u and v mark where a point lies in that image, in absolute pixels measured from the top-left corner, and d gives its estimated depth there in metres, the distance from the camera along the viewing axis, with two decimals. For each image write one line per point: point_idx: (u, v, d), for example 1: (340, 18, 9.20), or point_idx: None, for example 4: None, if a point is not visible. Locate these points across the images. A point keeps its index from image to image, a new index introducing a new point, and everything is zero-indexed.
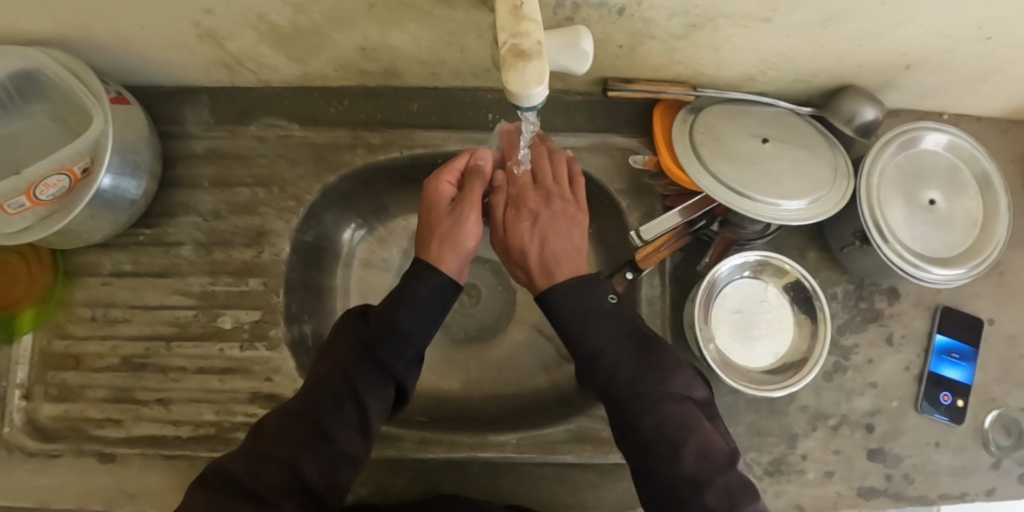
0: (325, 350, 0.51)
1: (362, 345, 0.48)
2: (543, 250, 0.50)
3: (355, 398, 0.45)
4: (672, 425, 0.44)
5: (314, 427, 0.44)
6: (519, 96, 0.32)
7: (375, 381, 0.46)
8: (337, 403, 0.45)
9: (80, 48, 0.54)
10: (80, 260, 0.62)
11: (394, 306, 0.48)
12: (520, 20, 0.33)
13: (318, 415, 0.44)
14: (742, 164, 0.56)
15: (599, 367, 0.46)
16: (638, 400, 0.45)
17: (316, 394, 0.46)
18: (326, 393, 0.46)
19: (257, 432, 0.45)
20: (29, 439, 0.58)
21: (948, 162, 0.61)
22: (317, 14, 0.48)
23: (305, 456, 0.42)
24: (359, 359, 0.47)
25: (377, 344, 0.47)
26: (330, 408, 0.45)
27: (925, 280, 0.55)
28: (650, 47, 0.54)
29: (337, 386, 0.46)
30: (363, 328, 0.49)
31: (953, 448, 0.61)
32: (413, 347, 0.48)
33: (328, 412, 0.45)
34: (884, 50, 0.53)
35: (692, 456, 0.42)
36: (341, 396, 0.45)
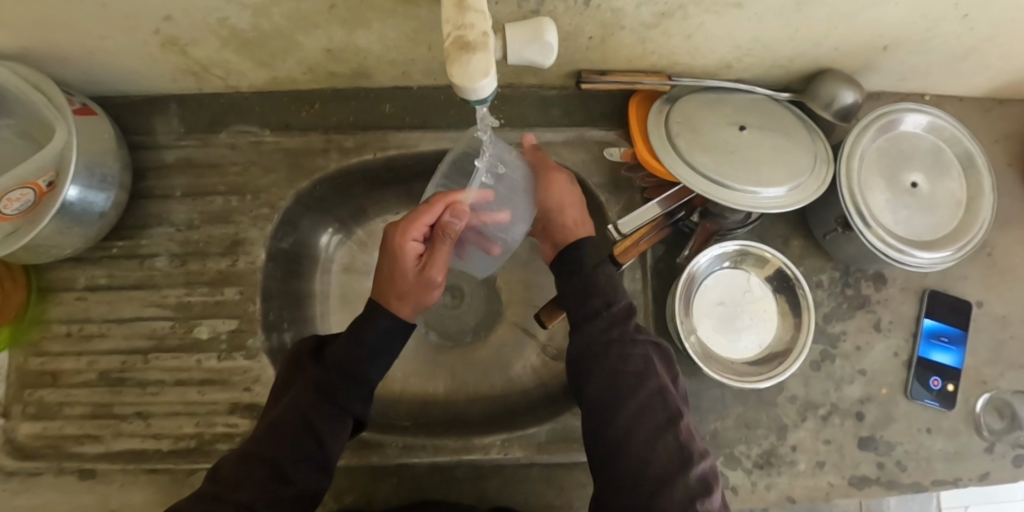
0: (280, 388, 0.51)
1: (314, 383, 0.48)
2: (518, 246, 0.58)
3: (318, 427, 0.47)
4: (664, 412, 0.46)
5: (270, 468, 0.45)
6: (466, 90, 0.31)
7: (332, 420, 0.47)
8: (294, 443, 0.46)
9: (42, 60, 0.53)
10: (54, 276, 0.61)
11: (348, 347, 0.49)
12: (464, 9, 0.31)
13: (272, 455, 0.46)
14: (720, 154, 0.55)
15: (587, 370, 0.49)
16: (638, 371, 0.48)
17: (270, 435, 0.46)
18: (280, 434, 0.46)
19: (213, 477, 0.46)
20: (9, 458, 0.57)
21: (929, 143, 0.60)
22: (279, 17, 0.47)
23: (260, 496, 0.44)
24: (313, 398, 0.48)
25: (332, 384, 0.48)
26: (287, 447, 0.46)
27: (909, 265, 0.54)
28: (621, 37, 0.53)
29: (291, 427, 0.47)
30: (319, 369, 0.50)
31: (945, 433, 0.60)
32: (369, 383, 0.50)
33: (284, 453, 0.46)
34: (859, 31, 0.52)
35: (673, 437, 0.45)
36: (298, 436, 0.46)
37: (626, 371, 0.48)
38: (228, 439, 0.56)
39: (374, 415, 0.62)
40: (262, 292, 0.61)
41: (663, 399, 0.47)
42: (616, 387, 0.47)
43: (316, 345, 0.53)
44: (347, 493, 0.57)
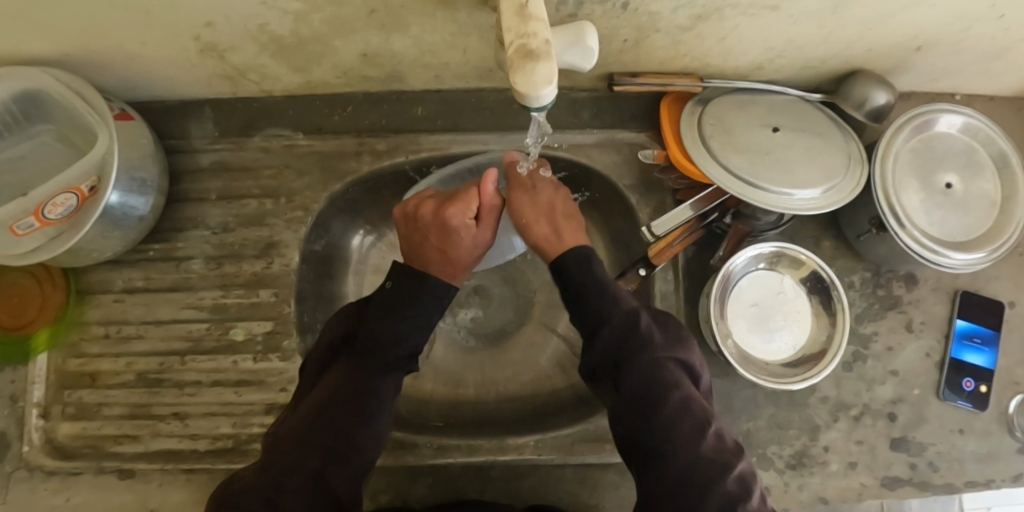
0: (315, 369, 0.53)
1: (359, 363, 0.51)
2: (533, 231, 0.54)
3: (370, 402, 0.49)
4: (691, 442, 0.44)
5: (331, 445, 0.47)
6: (527, 96, 0.31)
7: (382, 391, 0.50)
8: (351, 417, 0.48)
9: (83, 66, 0.54)
10: (92, 278, 0.62)
11: (391, 324, 0.51)
12: (526, 19, 0.33)
13: (332, 435, 0.47)
14: (754, 156, 0.55)
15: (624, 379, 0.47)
16: (667, 377, 0.46)
17: (328, 413, 0.48)
18: (335, 411, 0.48)
19: (274, 452, 0.46)
20: (49, 458, 0.58)
21: (963, 144, 0.60)
22: (318, 23, 0.48)
23: (323, 476, 0.46)
24: (358, 375, 0.50)
25: (370, 366, 0.51)
26: (347, 421, 0.48)
27: (944, 266, 0.54)
28: (656, 40, 0.53)
29: (345, 403, 0.48)
30: (353, 355, 0.52)
31: (978, 434, 0.60)
32: (408, 353, 0.52)
33: (343, 431, 0.47)
34: (894, 33, 0.52)
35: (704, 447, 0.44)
36: (355, 411, 0.48)
37: (644, 396, 0.46)
38: None
39: (405, 415, 0.63)
40: (297, 293, 0.61)
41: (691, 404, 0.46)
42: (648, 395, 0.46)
43: (349, 327, 0.54)
44: (382, 493, 0.57)
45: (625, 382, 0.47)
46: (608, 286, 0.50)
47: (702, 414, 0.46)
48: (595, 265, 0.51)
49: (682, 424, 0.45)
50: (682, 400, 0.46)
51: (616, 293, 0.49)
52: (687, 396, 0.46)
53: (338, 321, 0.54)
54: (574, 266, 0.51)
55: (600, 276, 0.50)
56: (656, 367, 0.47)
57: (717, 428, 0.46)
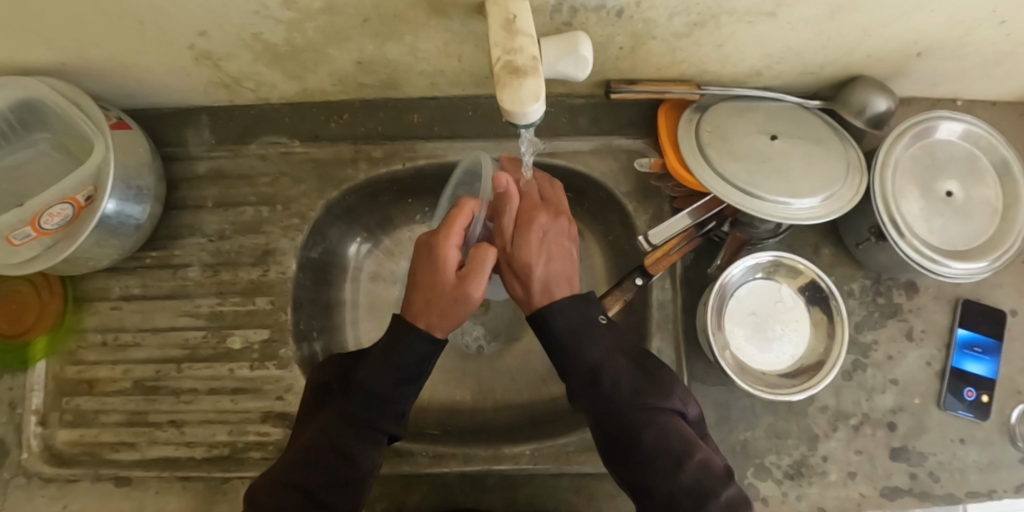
0: (307, 410, 0.51)
1: (342, 409, 0.47)
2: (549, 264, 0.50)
3: (353, 449, 0.45)
4: (668, 481, 0.41)
5: (304, 495, 0.43)
6: (514, 114, 0.31)
7: (368, 442, 0.46)
8: (330, 467, 0.44)
9: (78, 75, 0.54)
10: (90, 286, 0.62)
11: (382, 372, 0.46)
12: (514, 35, 0.33)
13: (309, 481, 0.44)
14: (751, 164, 0.54)
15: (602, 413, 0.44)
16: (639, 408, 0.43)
17: (303, 463, 0.44)
18: (313, 459, 0.44)
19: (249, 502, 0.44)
20: (47, 465, 0.58)
21: (964, 151, 0.59)
22: (312, 31, 0.48)
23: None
24: (341, 422, 0.46)
25: (355, 418, 0.46)
26: (322, 472, 0.44)
27: (944, 275, 0.53)
28: (652, 47, 0.53)
29: (323, 452, 0.45)
30: (339, 401, 0.48)
31: (980, 444, 0.59)
32: (399, 404, 0.47)
33: (322, 481, 0.44)
34: (894, 39, 0.51)
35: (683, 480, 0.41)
36: (330, 459, 0.44)
37: (617, 435, 0.43)
38: (261, 448, 0.57)
39: None
40: (294, 300, 0.61)
41: (668, 435, 0.43)
42: (625, 431, 0.43)
43: (343, 370, 0.51)
44: (378, 502, 0.57)
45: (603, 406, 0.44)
46: (585, 332, 0.47)
47: (681, 448, 0.42)
48: (573, 310, 0.47)
49: (659, 463, 0.41)
50: (659, 432, 0.42)
51: (581, 341, 0.46)
52: (660, 432, 0.42)
53: (337, 360, 0.52)
54: (550, 318, 0.47)
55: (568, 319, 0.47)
56: (630, 408, 0.43)
57: (704, 459, 0.42)
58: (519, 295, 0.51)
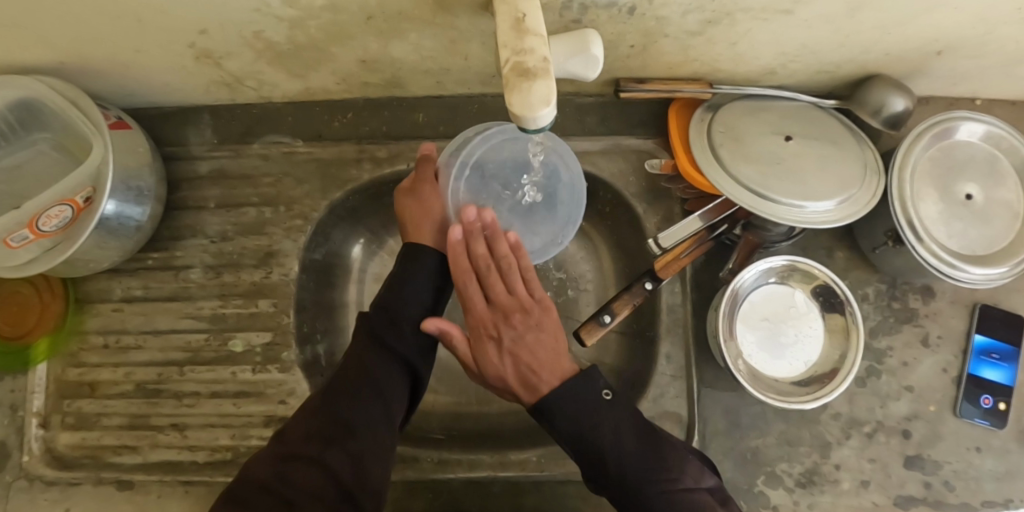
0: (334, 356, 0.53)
1: (366, 334, 0.50)
2: (517, 362, 0.48)
3: (380, 377, 0.47)
4: None
5: (336, 420, 0.45)
6: (524, 118, 0.30)
7: (387, 368, 0.48)
8: (355, 392, 0.46)
9: (77, 73, 0.53)
10: (91, 287, 0.61)
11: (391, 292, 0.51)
12: (522, 35, 0.32)
13: (340, 409, 0.46)
14: (765, 166, 0.53)
15: (618, 485, 0.44)
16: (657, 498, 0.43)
17: (332, 389, 0.47)
18: (341, 389, 0.47)
19: (279, 439, 0.46)
20: (48, 468, 0.57)
21: (984, 152, 0.58)
22: (315, 29, 0.47)
23: (333, 451, 0.44)
24: (367, 348, 0.49)
25: (378, 332, 0.50)
26: (349, 398, 0.46)
27: (963, 281, 0.52)
28: (664, 45, 0.51)
29: (349, 376, 0.47)
30: (362, 325, 0.51)
31: (995, 453, 0.58)
32: (414, 322, 0.51)
33: (349, 403, 0.46)
34: (914, 38, 0.50)
35: None
36: (359, 384, 0.47)
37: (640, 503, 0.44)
38: None
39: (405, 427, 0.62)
40: (297, 303, 0.60)
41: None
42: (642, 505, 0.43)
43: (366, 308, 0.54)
44: None
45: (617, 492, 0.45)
46: (592, 437, 0.44)
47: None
48: (570, 402, 0.46)
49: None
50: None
51: (588, 428, 0.45)
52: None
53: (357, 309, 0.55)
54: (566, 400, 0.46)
55: (573, 411, 0.45)
56: (651, 487, 0.43)
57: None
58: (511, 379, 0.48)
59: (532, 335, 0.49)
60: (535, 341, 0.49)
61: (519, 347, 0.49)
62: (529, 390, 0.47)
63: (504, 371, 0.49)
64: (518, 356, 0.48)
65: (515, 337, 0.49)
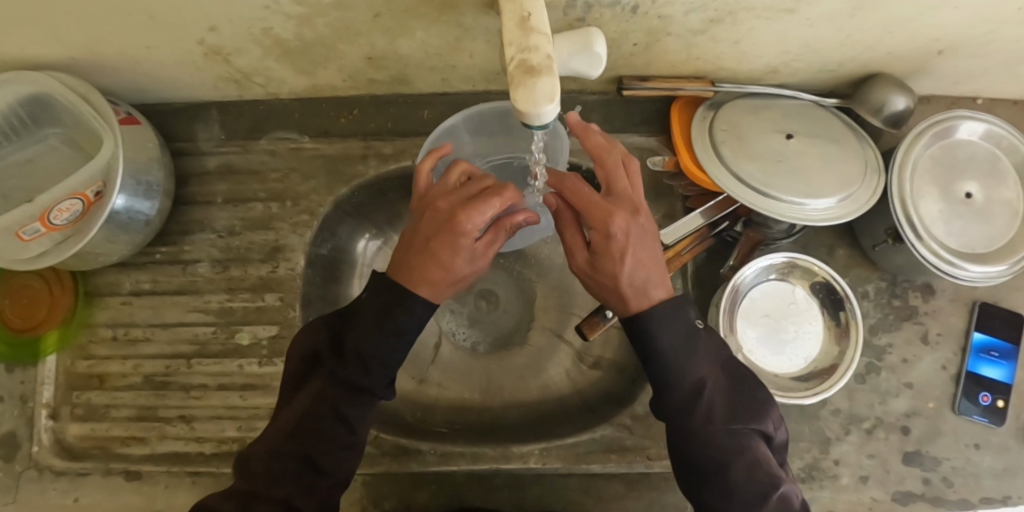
0: (295, 377, 0.48)
1: (341, 375, 0.44)
2: (619, 275, 0.42)
3: (353, 424, 0.44)
4: (760, 487, 0.40)
5: (305, 463, 0.43)
6: (529, 115, 0.30)
7: (361, 412, 0.44)
8: (328, 438, 0.43)
9: (88, 69, 0.54)
10: (100, 281, 0.62)
11: (374, 334, 0.43)
12: (527, 33, 0.32)
13: (309, 451, 0.43)
14: (767, 163, 0.54)
15: (694, 412, 0.42)
16: (738, 434, 0.42)
17: (302, 430, 0.43)
18: (312, 432, 0.43)
19: (243, 469, 0.43)
20: (58, 459, 0.58)
21: (985, 151, 0.58)
22: (322, 26, 0.47)
23: (302, 494, 0.42)
24: (341, 390, 0.44)
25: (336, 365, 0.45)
26: (320, 444, 0.43)
27: (962, 278, 0.52)
28: (667, 43, 0.52)
29: (322, 421, 0.43)
30: (339, 360, 0.45)
31: (994, 450, 0.58)
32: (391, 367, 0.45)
33: (322, 448, 0.43)
34: (915, 37, 0.50)
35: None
36: (332, 431, 0.43)
37: (716, 441, 0.41)
38: None
39: (408, 420, 0.62)
40: (303, 297, 0.61)
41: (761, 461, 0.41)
42: (721, 435, 0.41)
43: (330, 334, 0.47)
44: (387, 500, 0.57)
45: (693, 425, 0.42)
46: (674, 358, 0.42)
47: (770, 484, 0.40)
48: (666, 321, 0.43)
49: (742, 494, 0.40)
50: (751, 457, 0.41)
51: (684, 360, 0.42)
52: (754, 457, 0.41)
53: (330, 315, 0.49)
54: (654, 328, 0.42)
55: (669, 341, 0.43)
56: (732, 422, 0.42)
57: (787, 492, 0.41)
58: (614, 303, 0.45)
59: (601, 232, 0.42)
60: (616, 248, 0.42)
61: (616, 256, 0.42)
62: (629, 299, 0.43)
63: (606, 279, 0.43)
64: (603, 275, 0.43)
65: (609, 243, 0.42)
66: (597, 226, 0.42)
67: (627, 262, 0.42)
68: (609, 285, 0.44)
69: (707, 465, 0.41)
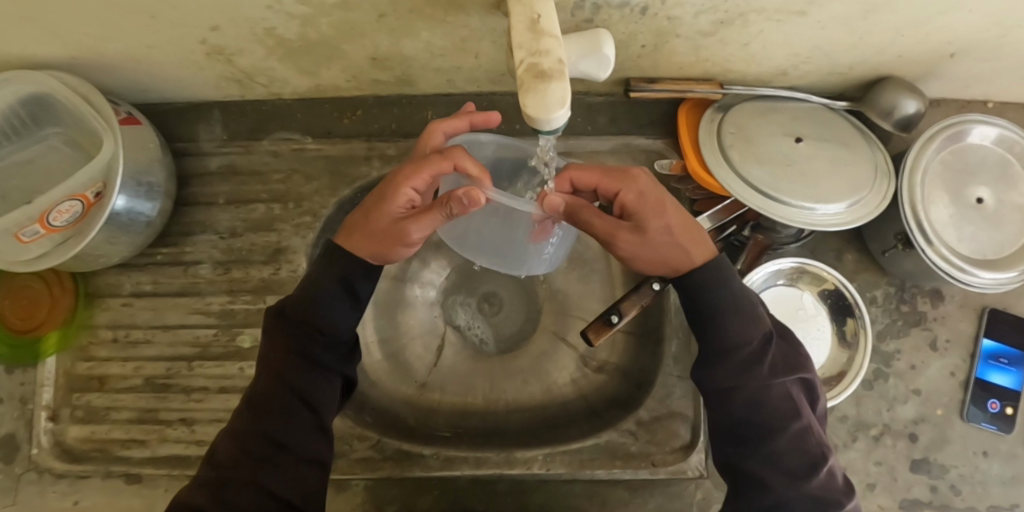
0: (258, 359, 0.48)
1: (289, 348, 0.44)
2: (672, 224, 0.44)
3: (309, 393, 0.44)
4: (807, 456, 0.42)
5: (266, 441, 0.42)
6: (539, 120, 0.30)
7: (317, 381, 0.44)
8: (285, 411, 0.43)
9: (88, 68, 0.53)
10: (101, 282, 0.62)
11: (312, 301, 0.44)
12: (539, 36, 0.31)
13: (268, 428, 0.43)
14: (776, 167, 0.53)
15: (752, 377, 0.43)
16: (791, 402, 0.43)
17: (260, 407, 0.43)
18: (269, 407, 0.43)
19: (214, 459, 0.43)
20: (58, 461, 0.58)
21: (996, 156, 0.57)
22: (326, 26, 0.47)
23: (268, 472, 0.41)
24: (294, 363, 0.44)
25: (305, 348, 0.44)
26: (278, 418, 0.43)
27: (972, 285, 0.52)
28: (675, 45, 0.51)
29: (276, 397, 0.43)
30: (284, 336, 0.45)
31: (1002, 457, 0.58)
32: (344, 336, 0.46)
33: (279, 422, 0.43)
34: (927, 40, 0.49)
35: (812, 485, 0.41)
36: (286, 403, 0.43)
37: (772, 406, 0.43)
38: None
39: (411, 424, 0.62)
40: None
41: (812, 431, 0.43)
42: (773, 401, 0.43)
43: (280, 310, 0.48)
44: (389, 504, 0.57)
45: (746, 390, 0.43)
46: (729, 320, 0.43)
47: (819, 454, 0.43)
48: (722, 284, 0.44)
49: (790, 456, 0.42)
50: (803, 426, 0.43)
51: (743, 320, 0.44)
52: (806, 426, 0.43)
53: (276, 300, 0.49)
54: (710, 286, 0.44)
55: (729, 301, 0.44)
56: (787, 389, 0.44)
57: (832, 463, 0.44)
58: (668, 266, 0.45)
59: (632, 192, 0.42)
60: (652, 200, 0.43)
61: (665, 209, 0.43)
62: (690, 251, 0.44)
63: (665, 238, 0.44)
64: (664, 234, 0.43)
65: (651, 198, 0.43)
66: (624, 190, 0.43)
67: (671, 212, 0.43)
68: (668, 243, 0.44)
69: (757, 427, 0.43)
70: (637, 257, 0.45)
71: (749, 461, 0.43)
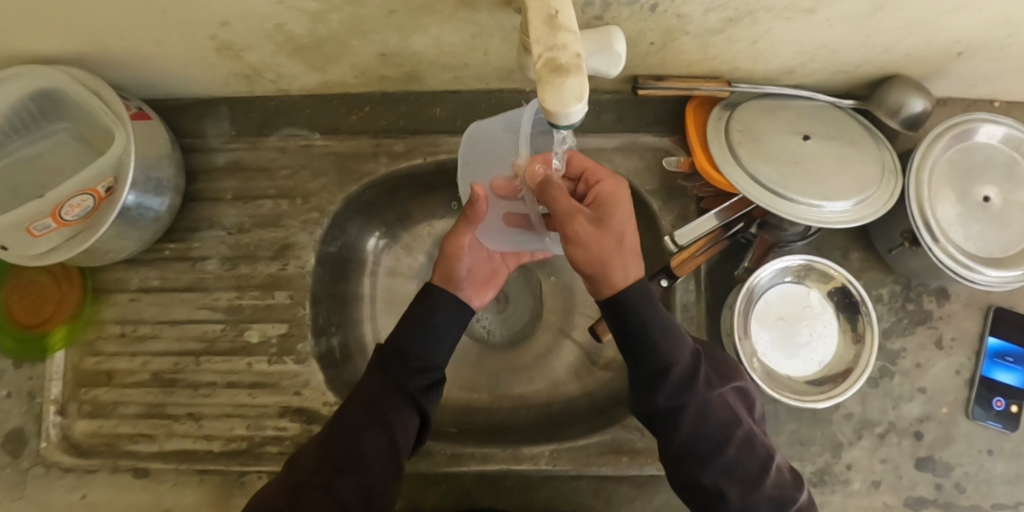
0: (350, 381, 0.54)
1: (380, 370, 0.50)
2: (626, 232, 0.44)
3: (389, 414, 0.47)
4: (757, 460, 0.46)
5: (345, 451, 0.46)
6: (556, 114, 0.30)
7: (401, 406, 0.48)
8: (365, 424, 0.47)
9: (98, 64, 0.53)
10: (108, 277, 0.62)
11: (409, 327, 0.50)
12: (555, 31, 0.32)
13: (349, 436, 0.47)
14: (783, 165, 0.53)
15: (693, 397, 0.45)
16: (727, 414, 0.46)
17: (344, 418, 0.48)
18: (352, 420, 0.47)
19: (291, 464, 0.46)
20: (66, 455, 0.58)
21: (1003, 155, 0.57)
22: (335, 23, 0.47)
23: (342, 479, 0.44)
24: (382, 381, 0.49)
25: (393, 369, 0.49)
26: (354, 432, 0.47)
27: (979, 283, 0.52)
28: (683, 42, 0.51)
29: (361, 410, 0.48)
30: (378, 359, 0.51)
31: (1007, 456, 0.58)
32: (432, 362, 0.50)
33: (353, 431, 0.47)
34: (935, 39, 0.49)
35: (767, 489, 0.45)
36: (367, 417, 0.47)
37: (716, 422, 0.46)
38: (279, 443, 0.56)
39: None
40: (312, 295, 0.61)
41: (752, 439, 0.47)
42: (714, 415, 0.46)
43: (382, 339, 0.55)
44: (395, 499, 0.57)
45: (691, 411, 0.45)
46: (666, 345, 0.44)
47: (764, 454, 0.47)
48: (652, 307, 0.44)
49: (744, 467, 0.46)
50: (744, 435, 0.46)
51: (671, 342, 0.45)
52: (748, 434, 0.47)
53: None
54: (644, 307, 0.44)
55: (661, 323, 0.45)
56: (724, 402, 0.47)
57: (778, 461, 0.47)
58: (601, 271, 0.43)
59: (610, 187, 0.46)
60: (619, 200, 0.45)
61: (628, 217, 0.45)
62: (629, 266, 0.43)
63: (615, 236, 0.43)
64: (617, 230, 0.43)
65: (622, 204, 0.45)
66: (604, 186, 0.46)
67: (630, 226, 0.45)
68: (616, 242, 0.43)
69: (709, 444, 0.46)
70: (581, 241, 0.42)
71: (706, 479, 0.46)
